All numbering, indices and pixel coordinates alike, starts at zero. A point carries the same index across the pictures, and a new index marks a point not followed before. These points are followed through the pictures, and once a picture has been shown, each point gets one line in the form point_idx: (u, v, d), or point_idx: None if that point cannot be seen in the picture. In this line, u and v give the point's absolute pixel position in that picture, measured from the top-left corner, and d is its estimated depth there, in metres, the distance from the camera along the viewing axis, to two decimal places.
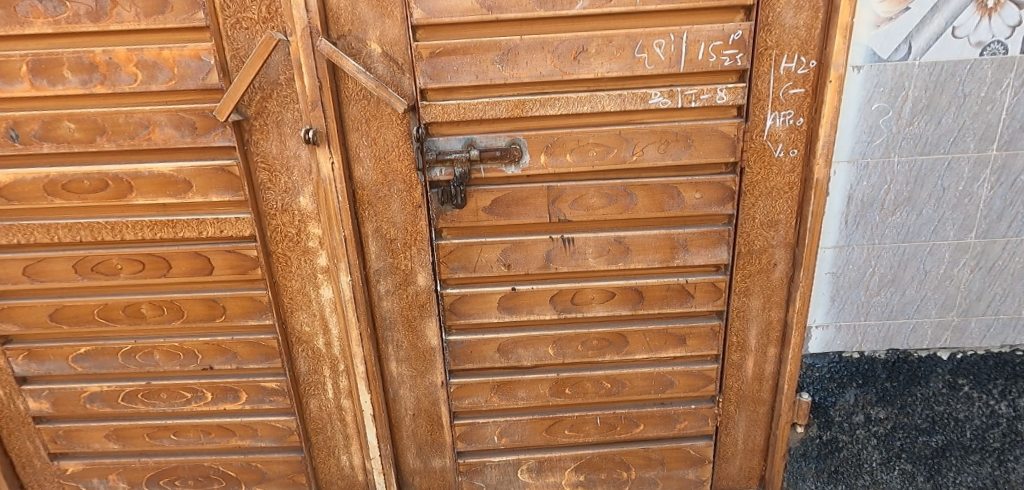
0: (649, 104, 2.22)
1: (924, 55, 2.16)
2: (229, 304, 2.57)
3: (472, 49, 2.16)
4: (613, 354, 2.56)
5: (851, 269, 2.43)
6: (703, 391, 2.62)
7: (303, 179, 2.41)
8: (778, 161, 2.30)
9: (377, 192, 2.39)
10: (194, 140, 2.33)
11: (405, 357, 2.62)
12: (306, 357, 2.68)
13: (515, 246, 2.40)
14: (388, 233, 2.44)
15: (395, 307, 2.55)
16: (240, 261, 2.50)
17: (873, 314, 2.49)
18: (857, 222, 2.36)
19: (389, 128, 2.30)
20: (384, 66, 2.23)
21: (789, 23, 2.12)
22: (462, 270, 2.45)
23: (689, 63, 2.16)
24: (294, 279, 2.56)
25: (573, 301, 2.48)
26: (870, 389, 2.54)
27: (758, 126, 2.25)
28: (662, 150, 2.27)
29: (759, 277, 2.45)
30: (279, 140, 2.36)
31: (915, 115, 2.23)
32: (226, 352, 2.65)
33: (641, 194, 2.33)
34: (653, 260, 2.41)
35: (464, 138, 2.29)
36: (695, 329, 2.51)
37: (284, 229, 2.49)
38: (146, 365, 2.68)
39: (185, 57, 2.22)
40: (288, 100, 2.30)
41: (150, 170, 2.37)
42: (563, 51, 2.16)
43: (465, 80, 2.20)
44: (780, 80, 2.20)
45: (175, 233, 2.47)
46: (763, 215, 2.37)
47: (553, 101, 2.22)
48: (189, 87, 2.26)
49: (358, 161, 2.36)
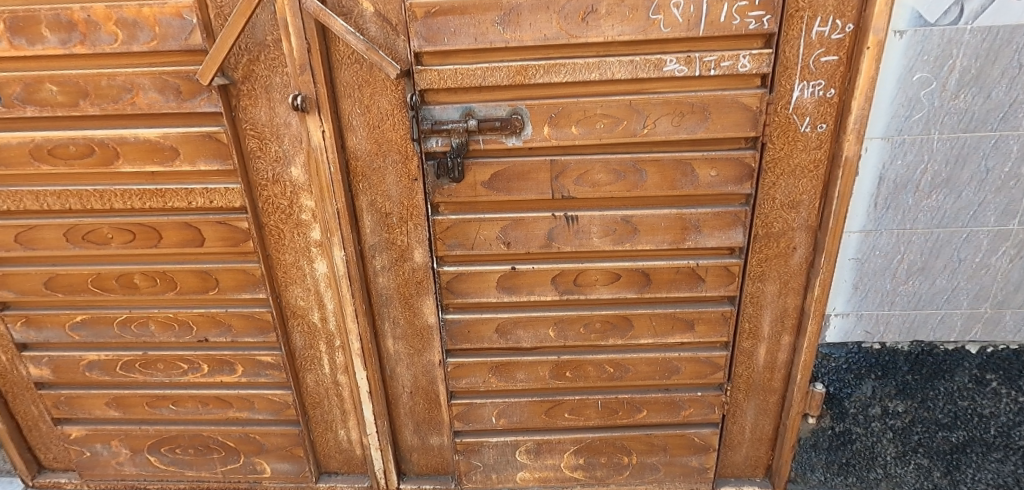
0: (664, 72, 2.03)
1: (976, 19, 1.93)
2: (222, 277, 2.49)
3: (470, 9, 1.99)
4: (617, 338, 2.43)
5: (878, 255, 2.24)
6: (711, 379, 2.47)
7: (294, 148, 2.29)
8: (803, 137, 2.10)
9: (371, 163, 2.26)
10: (179, 105, 2.21)
11: (402, 335, 2.54)
12: (301, 332, 2.61)
13: (516, 224, 2.26)
14: (383, 206, 2.32)
15: (391, 284, 2.45)
16: (231, 232, 2.41)
17: (898, 304, 2.31)
18: (889, 205, 2.17)
19: (382, 94, 2.15)
20: (377, 27, 2.07)
21: None
22: (459, 248, 2.33)
23: (709, 26, 1.96)
24: (288, 253, 2.47)
25: (576, 282, 2.35)
26: (890, 381, 2.40)
27: (784, 98, 2.05)
28: (677, 122, 2.09)
29: (777, 262, 2.27)
30: (268, 106, 2.23)
31: (962, 87, 2.01)
32: (221, 324, 2.59)
33: (652, 171, 2.16)
34: (663, 241, 2.25)
35: (462, 107, 2.13)
36: (705, 315, 2.36)
37: (276, 201, 2.38)
38: (141, 335, 2.64)
39: (166, 16, 2.09)
40: (276, 63, 2.16)
41: (136, 137, 2.27)
42: (570, 11, 1.97)
43: (463, 43, 2.03)
44: (811, 46, 1.99)
45: (165, 202, 2.38)
46: (784, 195, 2.18)
47: (558, 67, 2.04)
48: (172, 48, 2.13)
49: (352, 130, 2.22)
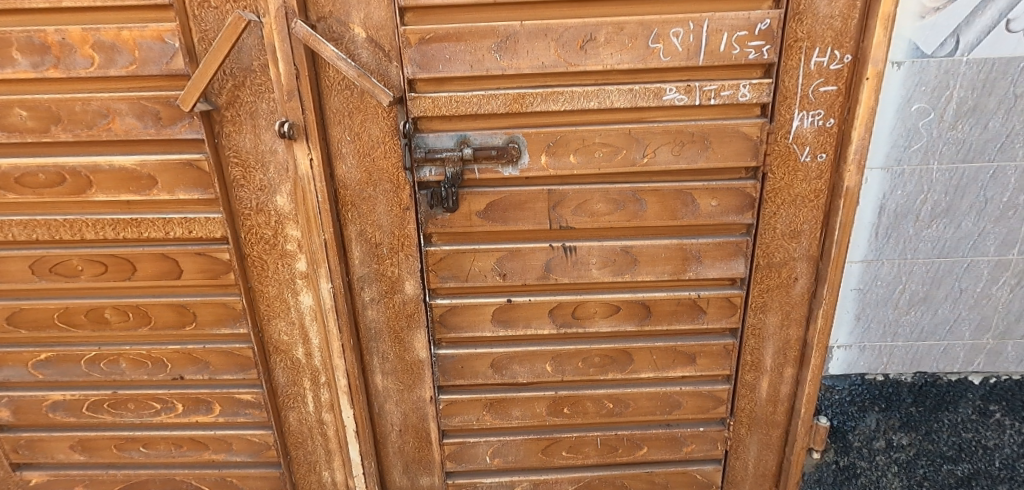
0: (664, 101, 1.99)
1: (973, 50, 1.94)
2: (200, 311, 2.36)
3: (466, 35, 1.93)
4: (616, 372, 2.35)
5: (879, 285, 2.21)
6: (713, 414, 2.40)
7: (280, 176, 2.19)
8: (804, 166, 2.08)
9: (361, 192, 2.18)
10: (158, 132, 2.11)
11: (391, 370, 2.43)
12: (284, 368, 2.48)
13: (512, 254, 2.18)
14: (374, 237, 2.23)
15: (381, 317, 2.35)
16: (212, 264, 2.29)
17: (900, 335, 2.28)
18: (890, 234, 2.14)
19: (374, 122, 2.08)
20: (370, 53, 2.00)
21: (823, 12, 1.90)
22: (452, 280, 2.24)
23: (709, 56, 1.94)
24: (271, 285, 2.35)
25: (575, 315, 2.27)
26: (894, 413, 2.35)
27: (784, 127, 2.03)
28: (677, 152, 2.05)
29: (778, 292, 2.23)
30: (253, 133, 2.14)
31: (960, 118, 2.01)
32: (198, 361, 2.44)
33: (652, 200, 2.11)
34: (664, 272, 2.19)
35: (457, 134, 2.06)
36: (706, 348, 2.29)
37: (260, 231, 2.27)
38: (111, 373, 2.48)
39: (147, 39, 1.99)
40: (262, 89, 2.08)
41: (111, 164, 2.15)
42: (568, 39, 1.93)
43: (458, 70, 1.97)
44: (810, 76, 1.97)
45: (140, 233, 2.25)
46: (785, 225, 2.15)
47: (556, 95, 2.00)
48: (152, 72, 2.03)
49: (341, 158, 2.14)
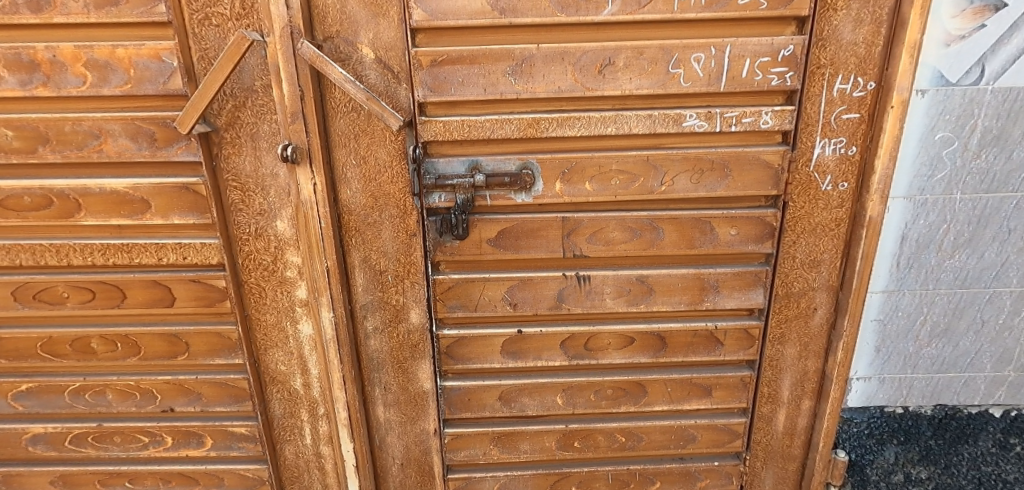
0: (683, 127, 1.93)
1: (997, 79, 1.90)
2: (193, 340, 2.24)
3: (480, 58, 1.87)
4: (629, 405, 2.26)
5: (900, 316, 2.15)
6: (729, 447, 2.32)
7: (280, 200, 2.09)
8: (824, 195, 2.02)
9: (366, 218, 2.08)
10: (152, 154, 2.01)
11: (394, 402, 2.32)
12: (281, 399, 2.36)
13: (523, 284, 2.10)
14: (378, 264, 2.13)
15: (384, 347, 2.25)
16: (206, 292, 2.18)
17: (921, 368, 2.22)
18: (911, 265, 2.09)
19: (381, 145, 1.99)
20: (378, 74, 1.93)
21: (847, 38, 1.85)
22: (461, 310, 2.15)
23: (730, 82, 1.88)
24: (269, 313, 2.24)
25: (587, 346, 2.18)
26: (913, 446, 2.28)
27: (805, 155, 1.97)
28: (696, 180, 1.98)
29: (797, 323, 2.16)
30: (253, 155, 2.04)
31: (984, 147, 1.96)
32: (189, 392, 2.32)
33: (670, 229, 2.04)
34: (680, 302, 2.12)
35: (468, 160, 1.98)
36: (723, 380, 2.22)
37: (258, 257, 2.17)
38: (97, 405, 2.34)
39: (143, 57, 1.91)
40: (264, 109, 1.99)
41: (101, 187, 2.04)
42: (586, 63, 1.87)
43: (471, 94, 1.90)
44: (832, 103, 1.92)
45: (131, 258, 2.14)
46: (804, 254, 2.08)
47: (572, 120, 1.93)
48: (147, 92, 1.94)
49: (345, 182, 2.05)
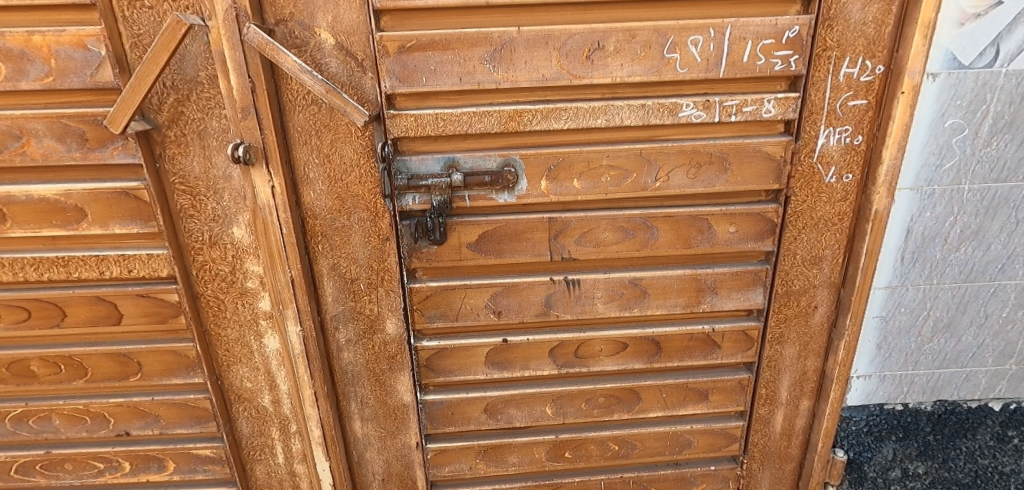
0: (679, 118, 1.76)
1: (1013, 61, 1.76)
2: (146, 359, 2.04)
3: (454, 43, 1.66)
4: (623, 413, 2.15)
5: (903, 312, 2.05)
6: (725, 452, 2.24)
7: (236, 204, 1.88)
8: (828, 188, 1.88)
9: (333, 222, 1.89)
10: (84, 156, 1.78)
11: (371, 416, 2.16)
12: (248, 417, 2.18)
13: (507, 290, 1.94)
14: (348, 271, 1.95)
15: (358, 360, 2.07)
16: (157, 307, 1.97)
17: (922, 363, 2.14)
18: (915, 259, 1.98)
19: (346, 142, 1.79)
20: (339, 61, 1.71)
21: (856, 17, 1.69)
22: (441, 319, 1.99)
23: (730, 67, 1.71)
24: (229, 327, 2.04)
25: (578, 354, 2.05)
26: (911, 442, 2.20)
27: (809, 145, 1.82)
28: (693, 174, 1.83)
29: (797, 322, 2.05)
30: (202, 155, 1.82)
31: (996, 133, 1.84)
32: (146, 415, 2.12)
33: (665, 228, 1.89)
34: (676, 305, 1.99)
35: (444, 158, 1.79)
36: (720, 384, 2.12)
37: (214, 267, 1.96)
38: (42, 432, 2.13)
39: (64, 45, 1.67)
40: (211, 104, 1.76)
41: (28, 194, 1.80)
42: (572, 48, 1.68)
43: (445, 84, 1.70)
44: (838, 89, 1.76)
45: (69, 273, 1.91)
46: (806, 250, 1.95)
47: (558, 112, 1.74)
48: (73, 85, 1.70)
49: (308, 184, 1.84)
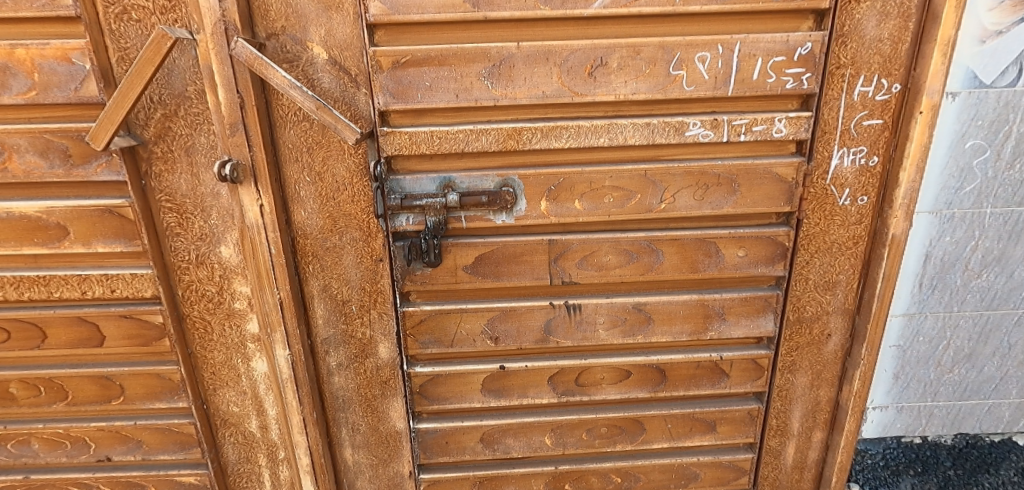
0: (686, 137, 1.68)
1: None
2: (128, 383, 1.96)
3: (450, 58, 1.60)
4: (626, 444, 2.05)
5: (921, 341, 1.95)
6: (734, 485, 2.13)
7: (224, 223, 1.81)
8: (842, 211, 1.79)
9: (324, 242, 1.81)
10: (67, 173, 1.71)
11: (363, 444, 2.07)
12: (235, 443, 2.09)
13: (505, 315, 1.86)
14: (340, 293, 1.87)
15: (350, 385, 1.99)
16: (141, 329, 1.90)
17: (942, 394, 2.03)
18: (935, 285, 1.88)
19: (338, 160, 1.72)
20: (332, 77, 1.64)
21: (871, 34, 1.61)
22: (435, 345, 1.90)
23: (739, 84, 1.64)
24: (216, 350, 1.96)
25: (578, 382, 1.96)
26: (931, 477, 2.08)
27: (822, 167, 1.73)
28: (700, 196, 1.74)
29: (809, 350, 1.95)
30: (189, 172, 1.75)
31: (1019, 156, 1.75)
32: (128, 440, 2.04)
33: (671, 251, 1.80)
34: (682, 332, 1.89)
35: (439, 177, 1.71)
36: (728, 414, 2.02)
37: (201, 287, 1.88)
38: (20, 456, 2.04)
39: (48, 59, 1.61)
40: (199, 119, 1.70)
41: (9, 212, 1.74)
42: (574, 64, 1.61)
43: (441, 101, 1.63)
44: (852, 108, 1.68)
45: (50, 292, 1.84)
46: (819, 275, 1.86)
47: (559, 131, 1.67)
48: (56, 100, 1.65)
49: (299, 202, 1.77)
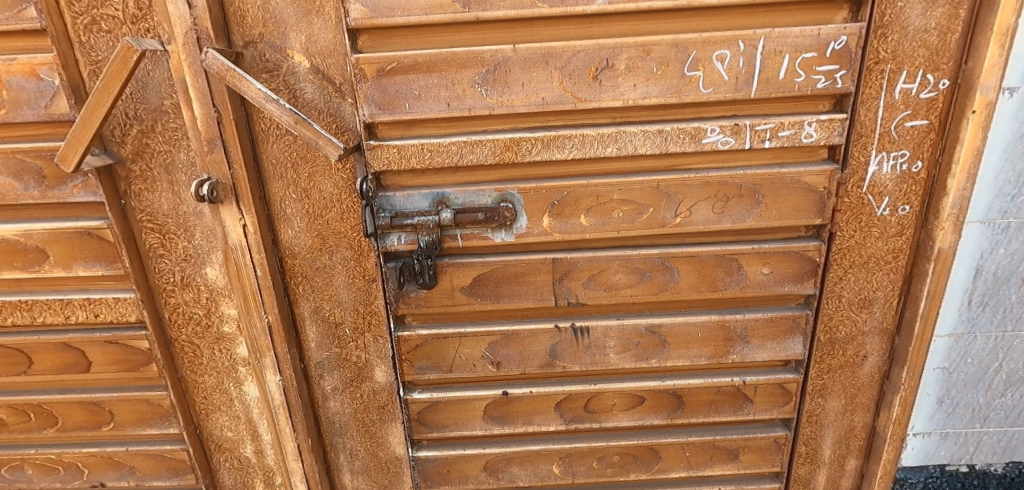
0: (703, 145, 1.51)
1: None
2: (118, 408, 1.89)
3: (440, 64, 1.45)
4: (640, 472, 1.91)
5: (969, 363, 1.76)
6: None
7: (208, 243, 1.70)
8: (880, 222, 1.60)
9: (314, 262, 1.69)
10: (43, 194, 1.62)
11: (362, 470, 1.96)
12: (230, 468, 2.00)
13: (507, 339, 1.72)
14: (332, 315, 1.75)
15: (346, 410, 1.88)
16: (128, 354, 1.81)
17: (992, 420, 1.85)
18: (986, 303, 1.69)
19: (325, 176, 1.60)
20: (315, 86, 1.51)
21: (916, 24, 1.41)
22: (433, 370, 1.78)
23: (764, 85, 1.46)
24: (207, 374, 1.87)
25: (588, 408, 1.82)
26: None
27: (857, 174, 1.55)
28: (719, 209, 1.58)
29: (842, 373, 1.77)
30: (170, 191, 1.65)
31: None
32: (121, 465, 1.98)
33: (687, 269, 1.64)
34: (701, 355, 1.74)
35: (432, 193, 1.58)
36: (752, 442, 1.86)
37: (188, 310, 1.78)
38: (14, 482, 1.99)
39: (16, 75, 1.51)
40: (177, 135, 1.59)
41: None
42: (577, 67, 1.45)
43: (431, 111, 1.49)
44: (893, 108, 1.49)
45: (33, 317, 1.76)
46: (853, 292, 1.67)
47: (561, 140, 1.52)
48: (26, 118, 1.55)
49: (285, 220, 1.65)
